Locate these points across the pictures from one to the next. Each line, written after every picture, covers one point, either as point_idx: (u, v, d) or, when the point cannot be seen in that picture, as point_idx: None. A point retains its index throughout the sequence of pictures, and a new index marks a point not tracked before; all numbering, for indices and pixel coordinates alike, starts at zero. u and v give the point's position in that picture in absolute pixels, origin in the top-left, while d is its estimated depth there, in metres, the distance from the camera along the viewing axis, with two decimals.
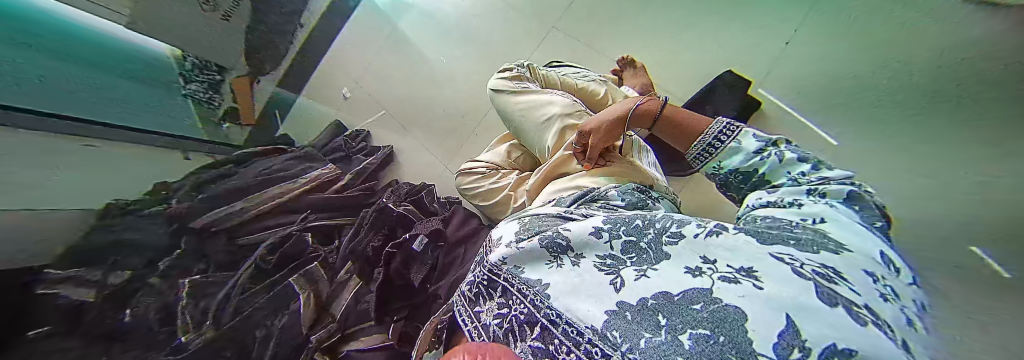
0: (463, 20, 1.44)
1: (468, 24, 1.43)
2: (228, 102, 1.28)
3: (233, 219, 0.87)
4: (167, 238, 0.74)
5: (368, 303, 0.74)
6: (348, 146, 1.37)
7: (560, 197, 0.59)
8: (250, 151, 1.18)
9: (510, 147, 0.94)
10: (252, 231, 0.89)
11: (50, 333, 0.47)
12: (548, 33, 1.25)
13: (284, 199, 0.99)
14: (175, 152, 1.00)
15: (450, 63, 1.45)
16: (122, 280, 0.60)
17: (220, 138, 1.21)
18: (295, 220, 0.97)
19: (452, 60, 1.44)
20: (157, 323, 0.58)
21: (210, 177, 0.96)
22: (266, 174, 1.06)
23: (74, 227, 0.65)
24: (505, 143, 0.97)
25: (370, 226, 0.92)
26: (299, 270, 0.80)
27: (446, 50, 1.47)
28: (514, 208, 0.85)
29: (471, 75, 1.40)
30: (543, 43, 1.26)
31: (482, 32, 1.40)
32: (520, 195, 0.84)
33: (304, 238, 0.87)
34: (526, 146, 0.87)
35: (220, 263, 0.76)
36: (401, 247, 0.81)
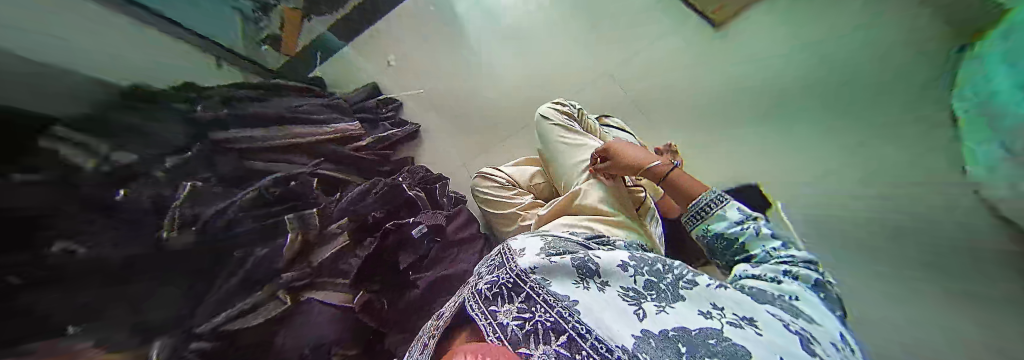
0: (527, 38, 1.48)
1: (530, 43, 1.46)
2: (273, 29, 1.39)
3: (252, 143, 0.90)
4: (181, 135, 0.72)
5: (349, 265, 0.75)
6: (378, 111, 1.41)
7: (573, 230, 0.60)
8: (283, 82, 1.21)
9: (535, 172, 0.96)
10: (262, 158, 0.91)
11: (36, 183, 0.34)
12: (603, 78, 1.29)
13: (305, 141, 1.03)
14: (209, 57, 1.08)
15: (502, 73, 1.47)
16: (126, 162, 0.50)
17: (255, 56, 1.32)
18: (307, 163, 0.99)
19: (505, 72, 1.46)
20: (150, 213, 0.49)
21: (241, 96, 1.00)
22: (295, 112, 1.09)
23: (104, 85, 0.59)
24: (530, 166, 1.00)
25: (379, 196, 0.96)
26: (296, 210, 0.82)
27: (501, 59, 1.49)
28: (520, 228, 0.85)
29: (517, 91, 1.42)
30: (596, 85, 1.29)
31: (541, 55, 1.43)
32: (530, 217, 0.85)
33: (311, 183, 0.92)
34: (551, 174, 0.90)
35: (226, 177, 0.77)
36: (402, 228, 0.87)
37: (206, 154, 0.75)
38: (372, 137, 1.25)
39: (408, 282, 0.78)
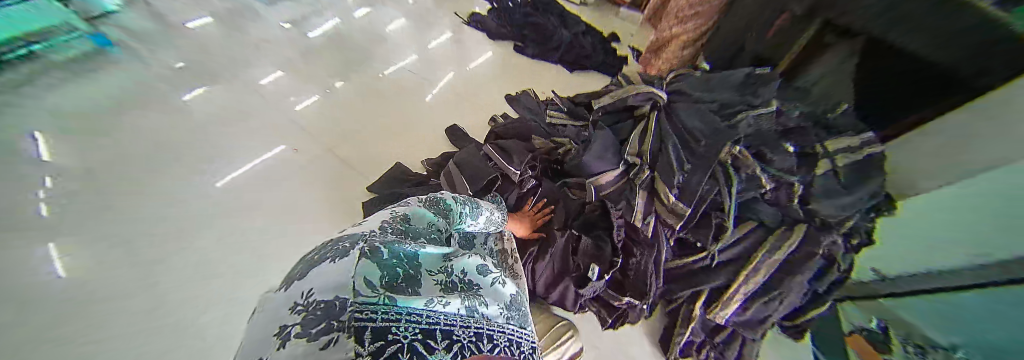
0: None
1: None
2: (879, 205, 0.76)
3: (781, 172, 0.73)
4: (764, 120, 0.75)
5: (614, 202, 0.80)
6: (753, 327, 0.72)
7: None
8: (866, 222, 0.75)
9: None
10: (776, 202, 0.75)
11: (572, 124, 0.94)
12: None
13: (782, 251, 0.71)
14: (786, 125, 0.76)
15: None
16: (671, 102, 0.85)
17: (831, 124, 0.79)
18: (737, 237, 0.75)
19: None
20: (668, 110, 0.83)
21: (834, 180, 0.74)
22: (832, 216, 0.72)
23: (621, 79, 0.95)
24: None
25: (634, 266, 0.75)
26: (697, 193, 0.73)
27: None
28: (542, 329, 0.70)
29: None
30: None
31: None
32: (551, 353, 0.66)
33: (708, 219, 0.75)
34: None
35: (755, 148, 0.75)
36: (606, 264, 0.75)
37: (766, 129, 0.75)
38: (741, 307, 0.71)
39: (564, 222, 0.81)
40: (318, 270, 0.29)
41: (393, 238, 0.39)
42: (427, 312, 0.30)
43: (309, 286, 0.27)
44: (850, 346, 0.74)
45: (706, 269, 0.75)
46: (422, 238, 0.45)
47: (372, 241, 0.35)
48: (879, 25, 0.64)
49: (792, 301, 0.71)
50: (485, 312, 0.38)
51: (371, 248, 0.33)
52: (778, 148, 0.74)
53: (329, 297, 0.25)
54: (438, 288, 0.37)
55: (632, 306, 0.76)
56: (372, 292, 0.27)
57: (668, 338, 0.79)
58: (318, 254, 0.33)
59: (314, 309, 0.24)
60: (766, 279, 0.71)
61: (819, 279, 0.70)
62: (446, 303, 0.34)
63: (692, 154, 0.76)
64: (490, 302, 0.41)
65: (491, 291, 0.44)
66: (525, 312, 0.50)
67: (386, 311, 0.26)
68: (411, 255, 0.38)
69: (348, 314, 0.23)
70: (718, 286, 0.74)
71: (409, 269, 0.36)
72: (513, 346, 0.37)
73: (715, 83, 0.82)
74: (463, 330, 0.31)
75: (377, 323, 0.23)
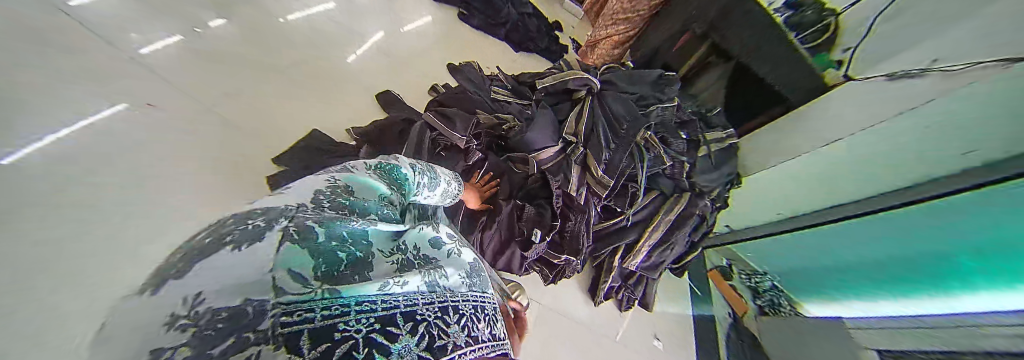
0: None
1: None
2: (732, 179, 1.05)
3: (677, 153, 0.95)
4: (666, 112, 0.95)
5: (553, 174, 0.89)
6: (650, 271, 0.93)
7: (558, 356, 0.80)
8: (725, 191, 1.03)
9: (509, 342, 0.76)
10: (672, 176, 0.95)
11: (516, 102, 1.00)
12: None
13: (670, 213, 0.92)
14: (681, 117, 0.98)
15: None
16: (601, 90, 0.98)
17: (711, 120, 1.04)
18: (645, 202, 0.93)
19: None
20: (599, 97, 0.97)
21: (708, 159, 0.98)
22: (703, 186, 0.96)
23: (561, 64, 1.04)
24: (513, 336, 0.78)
25: (568, 229, 0.87)
26: (616, 170, 0.88)
27: None
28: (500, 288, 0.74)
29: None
30: None
31: None
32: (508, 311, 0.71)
33: (624, 189, 0.92)
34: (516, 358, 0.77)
35: (662, 133, 0.95)
36: (547, 228, 0.85)
37: (669, 119, 0.95)
38: (643, 258, 0.92)
39: (509, 192, 0.87)
40: (204, 263, 0.20)
41: (332, 214, 0.32)
42: (382, 296, 0.27)
43: (200, 285, 0.19)
44: (710, 280, 1.13)
45: (624, 228, 0.92)
46: (370, 213, 0.37)
47: (299, 222, 0.28)
48: (744, 50, 0.94)
49: (678, 249, 0.94)
50: (448, 284, 0.35)
51: (297, 228, 0.27)
52: (674, 134, 0.95)
53: (234, 302, 0.20)
54: (394, 269, 0.33)
55: (568, 264, 0.89)
56: (304, 287, 0.23)
57: (595, 286, 0.96)
58: (208, 233, 0.24)
59: (213, 319, 0.18)
60: (662, 235, 0.92)
61: (695, 232, 0.96)
62: (404, 283, 0.30)
63: (617, 137, 0.90)
64: (450, 274, 0.38)
65: (450, 262, 0.41)
66: (487, 276, 0.48)
67: (330, 306, 0.23)
68: (354, 232, 0.33)
69: (271, 320, 0.20)
70: (631, 241, 0.92)
71: (355, 251, 0.31)
72: (485, 309, 0.35)
73: (635, 78, 0.99)
74: (427, 306, 0.29)
75: (315, 322, 0.21)
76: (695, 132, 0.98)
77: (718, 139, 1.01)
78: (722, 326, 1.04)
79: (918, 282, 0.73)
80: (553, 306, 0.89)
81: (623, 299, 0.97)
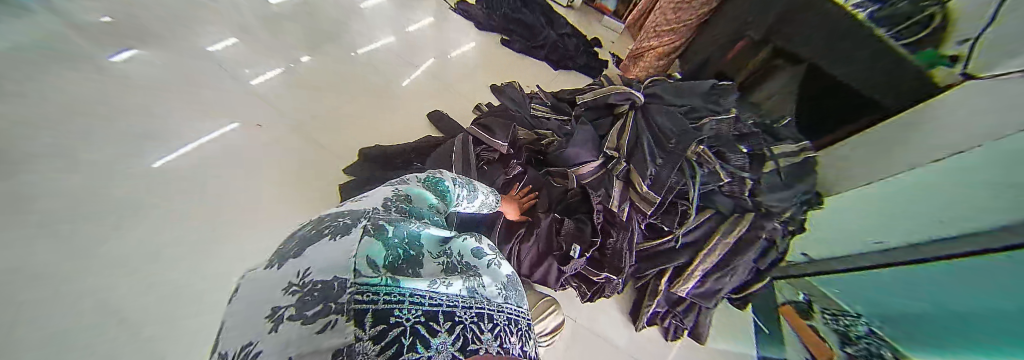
0: None
1: None
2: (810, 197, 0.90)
3: (737, 168, 0.85)
4: (722, 124, 0.87)
5: (593, 189, 0.87)
6: (707, 298, 0.84)
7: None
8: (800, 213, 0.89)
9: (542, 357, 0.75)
10: (730, 193, 0.86)
11: (556, 117, 1.01)
12: None
13: (731, 234, 0.82)
14: (743, 128, 0.88)
15: None
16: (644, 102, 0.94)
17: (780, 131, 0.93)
18: (698, 222, 0.85)
19: None
20: (643, 109, 0.93)
21: (777, 174, 0.86)
22: (770, 205, 0.84)
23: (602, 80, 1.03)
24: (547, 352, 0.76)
25: (609, 246, 0.84)
26: (664, 185, 0.82)
27: None
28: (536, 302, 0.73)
29: None
30: None
31: None
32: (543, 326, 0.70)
33: (673, 206, 0.86)
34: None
35: (717, 146, 0.87)
36: (585, 244, 0.82)
37: (725, 131, 0.87)
38: (699, 280, 0.83)
39: (548, 205, 0.88)
40: (316, 250, 0.25)
41: (398, 217, 0.36)
42: (430, 293, 0.27)
43: (311, 264, 0.24)
44: (782, 316, 0.92)
45: (672, 250, 0.85)
46: (424, 220, 0.41)
47: (376, 221, 0.32)
48: (820, 52, 0.83)
49: (740, 276, 0.83)
50: (484, 292, 0.33)
51: (376, 226, 0.30)
52: (732, 147, 0.86)
53: (327, 277, 0.23)
54: (440, 270, 0.34)
55: (609, 281, 0.84)
56: (374, 270, 0.25)
57: (637, 309, 0.88)
58: (311, 227, 0.30)
59: (310, 290, 0.22)
60: (721, 259, 0.82)
61: (763, 258, 0.83)
62: (449, 283, 0.30)
63: (664, 151, 0.85)
64: (488, 282, 0.36)
65: (489, 271, 0.38)
66: (520, 293, 0.47)
67: (390, 293, 0.23)
68: (412, 234, 0.35)
69: (348, 294, 0.21)
70: (681, 264, 0.84)
71: (414, 250, 0.34)
72: (517, 323, 0.34)
73: (684, 88, 0.93)
74: (465, 309, 0.28)
75: (375, 304, 0.22)
76: (760, 144, 0.88)
77: (788, 152, 0.88)
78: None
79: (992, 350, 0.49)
80: (591, 325, 0.86)
81: (670, 328, 0.88)
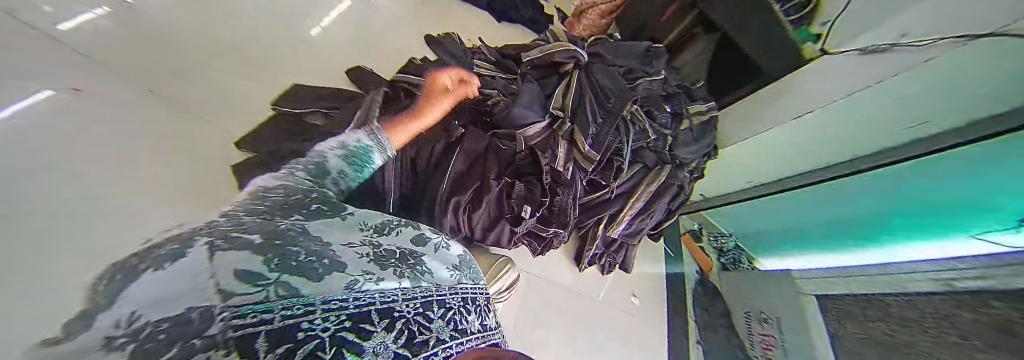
0: (604, 333, 0.96)
1: (622, 319, 1.02)
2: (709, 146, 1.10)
3: (661, 127, 0.98)
4: (651, 87, 0.97)
5: (542, 150, 0.91)
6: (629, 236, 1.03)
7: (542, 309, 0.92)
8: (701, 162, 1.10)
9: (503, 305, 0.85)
10: (651, 150, 1.00)
11: (500, 75, 0.96)
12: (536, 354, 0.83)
13: (651, 184, 1.00)
14: (666, 90, 1.00)
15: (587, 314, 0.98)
16: (586, 63, 0.96)
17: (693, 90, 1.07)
18: (629, 176, 0.99)
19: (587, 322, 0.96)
20: (587, 71, 0.96)
21: (689, 130, 1.02)
22: (679, 158, 1.02)
23: (547, 36, 1.00)
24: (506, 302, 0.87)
25: (557, 204, 0.93)
26: (605, 146, 0.92)
27: (608, 329, 0.98)
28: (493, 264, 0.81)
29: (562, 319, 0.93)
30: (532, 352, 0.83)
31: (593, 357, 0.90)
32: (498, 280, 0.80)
33: (610, 163, 0.96)
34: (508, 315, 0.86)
35: (648, 106, 0.97)
36: (538, 203, 0.90)
37: (653, 93, 0.97)
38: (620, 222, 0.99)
39: (500, 169, 0.87)
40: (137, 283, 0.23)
41: (252, 221, 0.36)
42: (354, 294, 0.34)
43: (141, 300, 0.23)
44: (682, 241, 1.31)
45: (607, 200, 0.99)
46: (298, 211, 0.42)
47: (220, 236, 0.31)
48: (732, 23, 0.93)
49: (656, 216, 1.04)
50: (433, 278, 0.44)
51: (222, 243, 0.31)
52: (659, 107, 0.97)
53: (174, 312, 0.24)
54: (371, 262, 0.40)
55: (555, 236, 0.96)
56: (251, 286, 0.29)
57: (579, 254, 1.06)
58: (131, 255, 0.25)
59: (156, 331, 0.22)
60: (643, 204, 1.01)
61: (674, 199, 1.05)
62: (377, 280, 0.37)
63: (604, 110, 0.93)
64: (436, 269, 0.47)
65: (435, 255, 0.49)
66: (476, 269, 0.55)
67: (291, 310, 0.29)
68: (280, 232, 0.36)
69: (221, 325, 0.25)
70: (614, 211, 0.99)
71: (308, 244, 0.37)
72: (465, 303, 0.46)
73: (621, 49, 0.98)
74: (406, 304, 0.37)
75: (275, 324, 0.27)
76: (680, 104, 1.01)
77: (697, 111, 1.03)
78: (690, 281, 1.23)
79: (918, 224, 0.86)
80: (541, 275, 0.99)
81: (606, 265, 1.08)
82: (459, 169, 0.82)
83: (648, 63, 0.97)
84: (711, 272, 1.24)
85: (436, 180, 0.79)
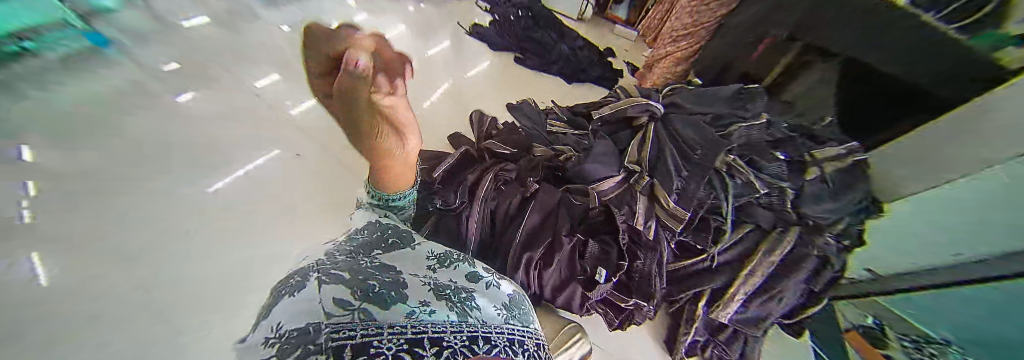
0: None
1: None
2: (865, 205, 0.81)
3: (777, 177, 0.78)
4: (752, 133, 0.82)
5: (621, 208, 0.81)
6: (747, 323, 0.78)
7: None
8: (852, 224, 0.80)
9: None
10: (766, 209, 0.78)
11: (570, 133, 1.00)
12: None
13: (771, 255, 0.76)
14: (775, 134, 0.83)
15: None
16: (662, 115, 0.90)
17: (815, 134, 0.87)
18: (735, 241, 0.79)
19: None
20: (664, 120, 0.89)
21: (822, 183, 0.79)
22: (811, 221, 0.77)
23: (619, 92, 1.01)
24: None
25: (637, 271, 0.79)
26: (698, 205, 0.78)
27: None
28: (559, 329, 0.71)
29: None
30: None
31: None
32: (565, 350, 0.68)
33: (706, 222, 0.79)
34: None
35: (751, 151, 0.81)
36: (614, 266, 0.79)
37: (756, 140, 0.81)
38: (728, 302, 0.77)
39: (573, 227, 0.81)
40: (276, 309, 0.29)
41: (343, 259, 0.36)
42: (411, 321, 0.31)
43: (280, 318, 0.28)
44: (849, 343, 0.81)
45: (707, 270, 0.79)
46: (376, 247, 0.41)
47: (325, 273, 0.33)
48: (851, 45, 0.79)
49: (789, 298, 0.76)
50: (481, 315, 0.37)
51: (331, 275, 0.33)
52: (766, 155, 0.80)
53: (301, 324, 0.27)
54: (426, 290, 0.37)
55: (638, 308, 0.81)
56: (343, 309, 0.30)
57: (674, 337, 0.85)
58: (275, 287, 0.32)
59: (288, 337, 0.26)
60: (764, 279, 0.76)
61: (816, 278, 0.76)
62: (431, 311, 0.34)
63: (689, 162, 0.80)
64: (486, 304, 0.40)
65: (488, 293, 0.43)
66: (526, 309, 0.47)
67: (368, 328, 0.29)
68: (362, 269, 0.36)
69: (325, 336, 0.26)
70: (720, 285, 0.78)
71: (387, 276, 0.36)
72: (517, 346, 0.36)
73: (704, 95, 0.90)
74: (455, 334, 0.32)
75: (356, 339, 0.27)
76: (798, 153, 0.81)
77: (827, 159, 0.81)
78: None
79: None
80: (621, 354, 0.85)
81: (710, 356, 0.84)
82: (534, 222, 0.79)
83: (744, 105, 0.85)
84: None
85: (505, 232, 0.79)
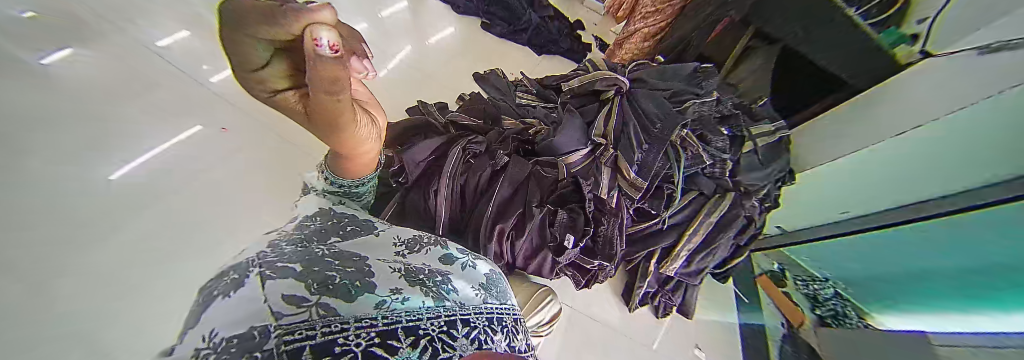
0: None
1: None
2: (782, 174, 0.96)
3: (720, 149, 0.87)
4: (704, 109, 0.88)
5: (585, 179, 0.85)
6: (686, 274, 0.91)
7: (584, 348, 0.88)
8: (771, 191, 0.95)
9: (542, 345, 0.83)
10: (706, 178, 0.89)
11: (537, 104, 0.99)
12: None
13: (708, 216, 0.88)
14: (722, 111, 0.91)
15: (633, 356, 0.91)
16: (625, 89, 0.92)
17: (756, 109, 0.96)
18: (684, 206, 0.88)
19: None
20: (627, 95, 0.92)
21: (751, 155, 0.91)
22: (741, 188, 0.90)
23: (586, 65, 1.02)
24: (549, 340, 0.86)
25: (601, 236, 0.86)
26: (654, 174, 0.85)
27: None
28: (530, 296, 0.74)
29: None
30: None
31: None
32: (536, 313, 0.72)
33: (659, 190, 0.87)
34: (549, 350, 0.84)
35: (703, 127, 0.88)
36: (580, 232, 0.84)
37: (707, 114, 0.89)
38: (671, 258, 0.89)
39: (541, 197, 0.84)
40: (207, 310, 0.26)
41: (292, 250, 0.35)
42: (382, 313, 0.31)
43: (211, 325, 0.24)
44: (758, 286, 1.09)
45: (659, 231, 0.89)
46: (334, 234, 0.41)
47: (268, 266, 0.31)
48: (796, 38, 0.91)
49: (721, 252, 0.91)
50: (458, 297, 0.38)
51: (275, 269, 0.31)
52: (714, 130, 0.88)
53: (240, 330, 0.25)
54: (395, 275, 0.37)
55: (601, 269, 0.89)
56: (296, 306, 0.28)
57: (629, 291, 0.98)
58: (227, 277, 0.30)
59: (226, 345, 0.23)
60: (704, 238, 0.89)
61: (741, 235, 0.91)
62: (404, 299, 0.34)
63: (650, 135, 0.85)
64: (463, 287, 0.41)
65: (464, 274, 0.44)
66: (504, 288, 0.48)
67: (329, 325, 0.27)
68: (318, 259, 0.35)
69: (275, 340, 0.25)
70: (668, 245, 0.89)
71: (344, 268, 0.35)
72: (494, 323, 0.38)
73: (665, 72, 0.94)
74: (431, 321, 0.32)
75: (317, 338, 0.26)
76: (739, 127, 0.91)
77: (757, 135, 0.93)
78: (774, 337, 1.00)
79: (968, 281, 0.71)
80: (584, 309, 0.94)
81: (659, 306, 0.98)
82: (505, 193, 0.81)
83: (698, 82, 0.91)
84: (804, 327, 0.98)
85: (480, 205, 0.79)
